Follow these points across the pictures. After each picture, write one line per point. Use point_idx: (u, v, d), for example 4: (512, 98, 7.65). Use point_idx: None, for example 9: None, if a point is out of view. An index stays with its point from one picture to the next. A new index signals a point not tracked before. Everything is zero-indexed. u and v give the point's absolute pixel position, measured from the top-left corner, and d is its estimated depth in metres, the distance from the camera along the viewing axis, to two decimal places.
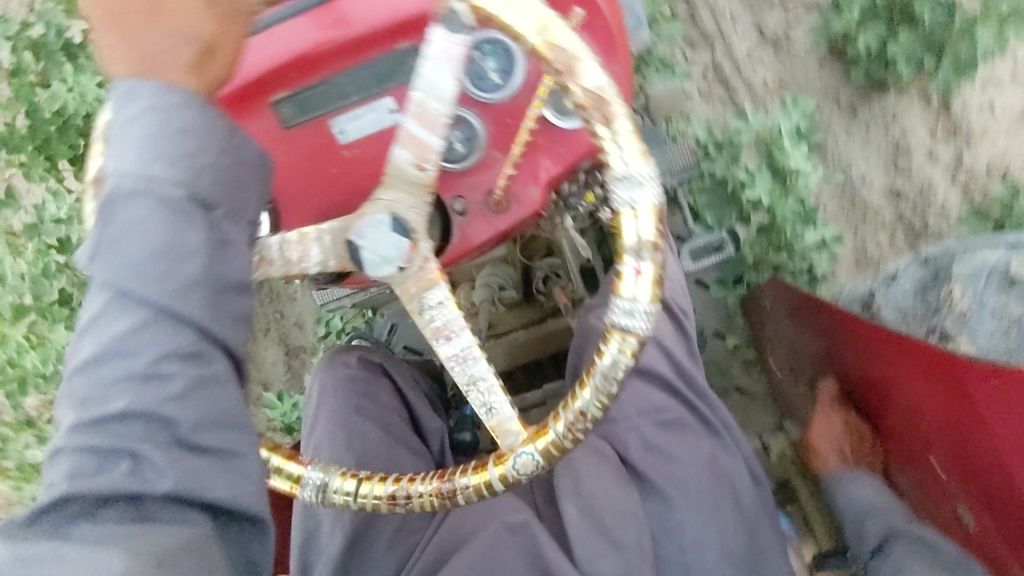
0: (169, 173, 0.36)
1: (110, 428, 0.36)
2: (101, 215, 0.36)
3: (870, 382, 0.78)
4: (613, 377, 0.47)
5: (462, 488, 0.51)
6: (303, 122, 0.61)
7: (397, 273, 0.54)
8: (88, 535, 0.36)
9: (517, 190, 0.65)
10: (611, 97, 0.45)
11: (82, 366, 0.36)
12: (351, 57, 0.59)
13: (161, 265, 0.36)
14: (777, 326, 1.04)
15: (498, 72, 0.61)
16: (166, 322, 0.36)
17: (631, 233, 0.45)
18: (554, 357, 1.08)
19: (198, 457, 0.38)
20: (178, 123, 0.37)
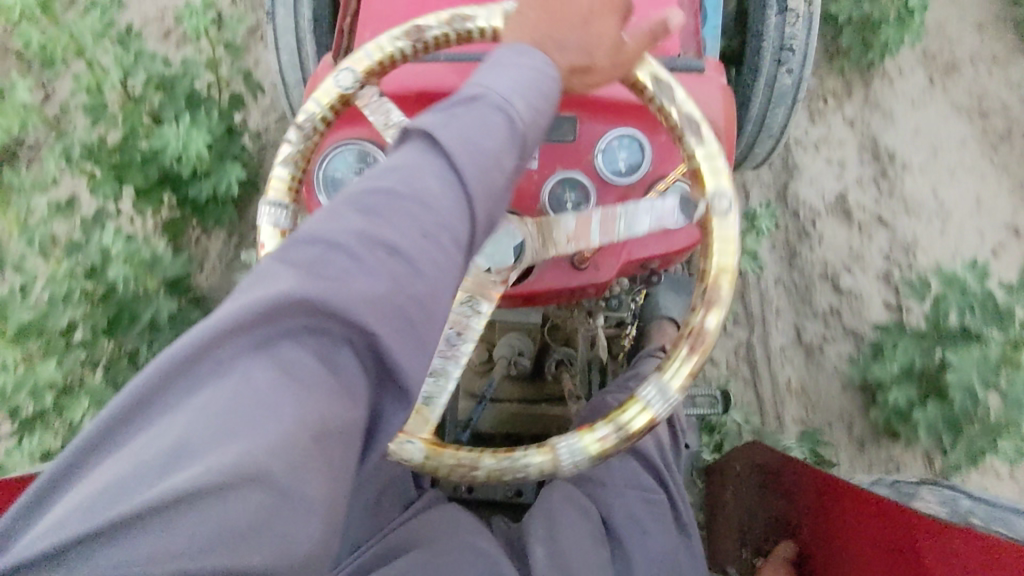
0: (521, 113, 0.53)
1: (379, 254, 0.43)
2: (466, 108, 0.51)
3: (827, 546, 0.88)
4: (519, 467, 0.61)
5: (417, 454, 0.62)
6: None
7: (483, 271, 0.62)
8: (289, 356, 0.39)
9: (599, 261, 0.75)
10: (707, 341, 0.62)
11: (383, 193, 0.45)
12: None
13: (487, 161, 0.49)
14: (738, 495, 1.14)
15: (625, 163, 0.73)
16: (463, 206, 0.48)
17: (628, 416, 0.61)
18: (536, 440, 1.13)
19: (417, 328, 0.44)
20: (540, 86, 0.55)
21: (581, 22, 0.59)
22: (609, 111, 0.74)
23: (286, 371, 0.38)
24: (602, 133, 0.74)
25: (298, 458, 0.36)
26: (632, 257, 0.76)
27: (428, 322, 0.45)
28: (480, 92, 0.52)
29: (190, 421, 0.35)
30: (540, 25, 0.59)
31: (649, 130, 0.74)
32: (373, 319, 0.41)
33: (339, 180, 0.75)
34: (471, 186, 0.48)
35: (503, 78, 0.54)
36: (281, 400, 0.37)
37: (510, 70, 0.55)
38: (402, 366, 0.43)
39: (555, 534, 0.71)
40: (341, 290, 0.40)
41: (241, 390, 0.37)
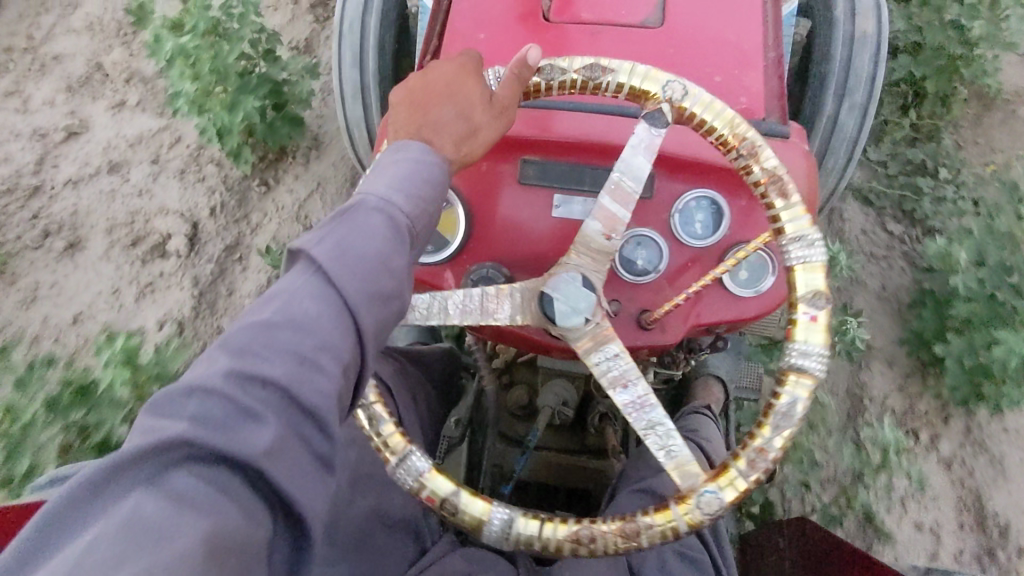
0: (405, 209, 0.52)
1: (251, 387, 0.44)
2: (340, 219, 0.50)
3: None
4: (791, 417, 0.55)
5: (645, 529, 0.55)
6: (533, 185, 0.72)
7: (583, 324, 0.60)
8: (176, 485, 0.40)
9: (667, 321, 0.73)
10: (783, 174, 0.59)
11: (262, 325, 0.46)
12: (603, 158, 0.72)
13: (373, 269, 0.49)
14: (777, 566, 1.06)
15: (702, 225, 0.71)
16: (347, 322, 0.48)
17: (801, 284, 0.57)
18: (570, 492, 1.10)
19: (304, 445, 0.45)
20: (423, 177, 0.54)
21: (453, 97, 0.59)
22: (691, 170, 0.71)
23: (172, 498, 0.39)
24: (680, 193, 0.71)
25: (200, 567, 0.38)
26: (703, 320, 0.73)
27: (320, 432, 0.46)
28: (372, 198, 0.52)
29: (84, 553, 0.36)
30: (413, 119, 0.58)
31: (729, 192, 0.71)
32: (250, 450, 0.42)
33: None
34: (348, 298, 0.48)
35: (388, 177, 0.53)
36: (176, 520, 0.39)
37: (388, 168, 0.54)
38: (291, 480, 0.45)
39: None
40: (221, 432, 0.42)
41: (125, 522, 0.38)
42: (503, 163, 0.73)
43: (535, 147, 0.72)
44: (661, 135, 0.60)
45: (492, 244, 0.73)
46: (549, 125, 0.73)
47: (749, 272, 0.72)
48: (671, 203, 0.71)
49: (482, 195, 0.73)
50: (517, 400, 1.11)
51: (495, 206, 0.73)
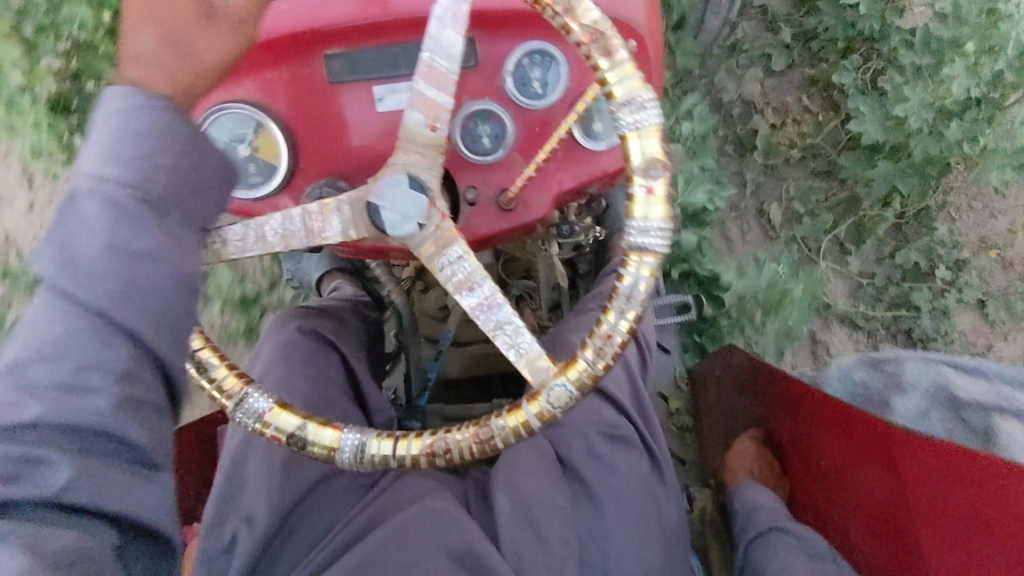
0: (119, 178, 0.43)
1: (15, 439, 0.40)
2: (57, 220, 0.43)
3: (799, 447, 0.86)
4: (635, 298, 0.52)
5: (498, 432, 0.54)
6: (348, 82, 0.64)
7: (417, 231, 0.55)
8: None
9: (529, 195, 0.68)
10: (606, 29, 0.50)
11: (14, 365, 0.42)
12: (415, 32, 0.62)
13: (109, 261, 0.42)
14: (718, 400, 1.09)
15: (539, 82, 0.64)
16: (105, 328, 0.42)
17: (638, 154, 0.50)
18: (506, 377, 1.09)
19: (114, 462, 0.43)
20: (135, 129, 0.44)
21: (172, 25, 0.47)
22: (513, 24, 0.62)
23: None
24: (507, 53, 0.63)
25: None
26: (566, 186, 0.68)
27: (124, 445, 0.43)
28: (84, 184, 0.43)
29: None
30: (130, 63, 0.47)
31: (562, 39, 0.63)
32: (44, 493, 0.40)
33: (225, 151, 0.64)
34: (96, 305, 0.42)
35: (96, 146, 0.44)
36: None
37: (96, 131, 0.44)
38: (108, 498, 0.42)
39: (516, 485, 0.67)
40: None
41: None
42: (307, 62, 0.64)
43: (335, 37, 0.62)
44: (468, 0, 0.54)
45: (323, 153, 0.66)
46: (344, 7, 0.62)
47: (603, 123, 0.66)
48: (501, 66, 0.64)
49: (295, 103, 0.65)
50: (434, 302, 1.07)
51: (313, 112, 0.65)
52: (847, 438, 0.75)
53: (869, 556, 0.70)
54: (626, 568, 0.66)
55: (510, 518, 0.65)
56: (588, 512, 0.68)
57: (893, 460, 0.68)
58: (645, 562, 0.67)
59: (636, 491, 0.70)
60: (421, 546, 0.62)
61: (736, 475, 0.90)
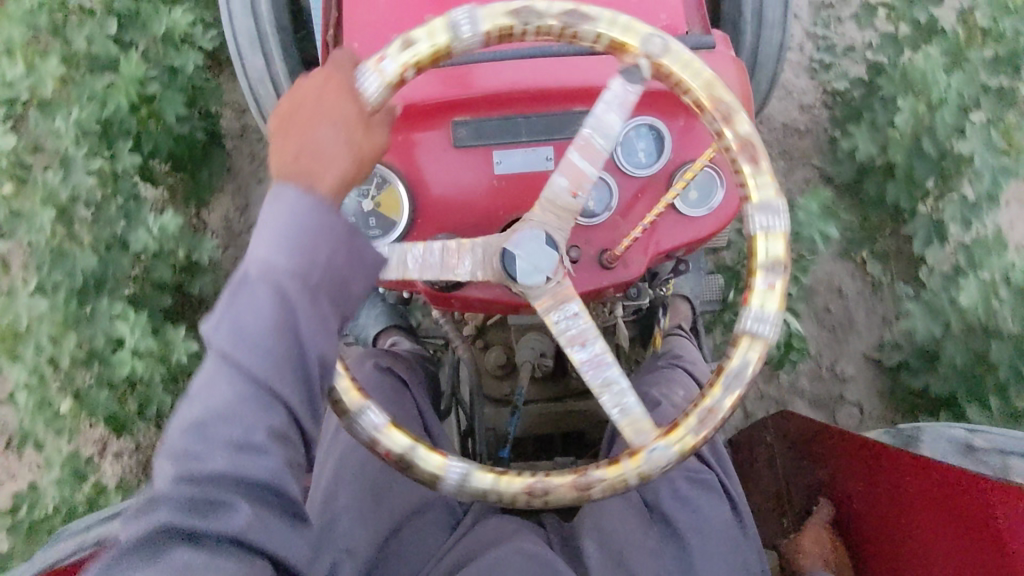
0: (289, 264, 0.46)
1: (197, 486, 0.44)
2: (230, 294, 0.47)
3: (872, 517, 0.91)
4: (741, 379, 0.57)
5: (598, 481, 0.56)
6: (470, 146, 0.70)
7: (544, 282, 0.58)
8: (172, 564, 0.43)
9: (628, 256, 0.73)
10: (755, 142, 0.58)
11: (193, 424, 0.45)
12: (536, 105, 0.70)
13: (268, 343, 0.46)
14: (767, 461, 1.11)
15: (645, 152, 0.70)
16: (266, 397, 0.46)
17: (764, 252, 0.57)
18: (565, 436, 1.12)
19: (268, 508, 0.47)
20: (306, 225, 0.47)
21: (327, 114, 0.52)
22: None
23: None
24: (617, 125, 0.70)
25: None
26: (662, 247, 0.73)
27: (280, 496, 0.47)
28: (255, 268, 0.46)
29: None
30: (287, 145, 0.50)
31: (665, 115, 0.71)
32: (228, 529, 0.44)
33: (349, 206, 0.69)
34: (265, 375, 0.46)
35: (271, 234, 0.47)
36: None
37: (271, 221, 0.47)
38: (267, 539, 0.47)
39: (602, 527, 0.70)
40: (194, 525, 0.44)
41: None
42: (435, 127, 0.70)
43: (464, 106, 0.70)
44: (637, 92, 0.57)
45: (441, 210, 0.71)
46: (478, 81, 0.70)
47: (698, 191, 0.72)
48: None
49: (420, 163, 0.71)
50: (493, 361, 1.10)
51: (436, 171, 0.71)
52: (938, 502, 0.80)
53: None
54: None
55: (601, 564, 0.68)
56: (675, 557, 0.70)
57: (998, 536, 0.72)
58: None
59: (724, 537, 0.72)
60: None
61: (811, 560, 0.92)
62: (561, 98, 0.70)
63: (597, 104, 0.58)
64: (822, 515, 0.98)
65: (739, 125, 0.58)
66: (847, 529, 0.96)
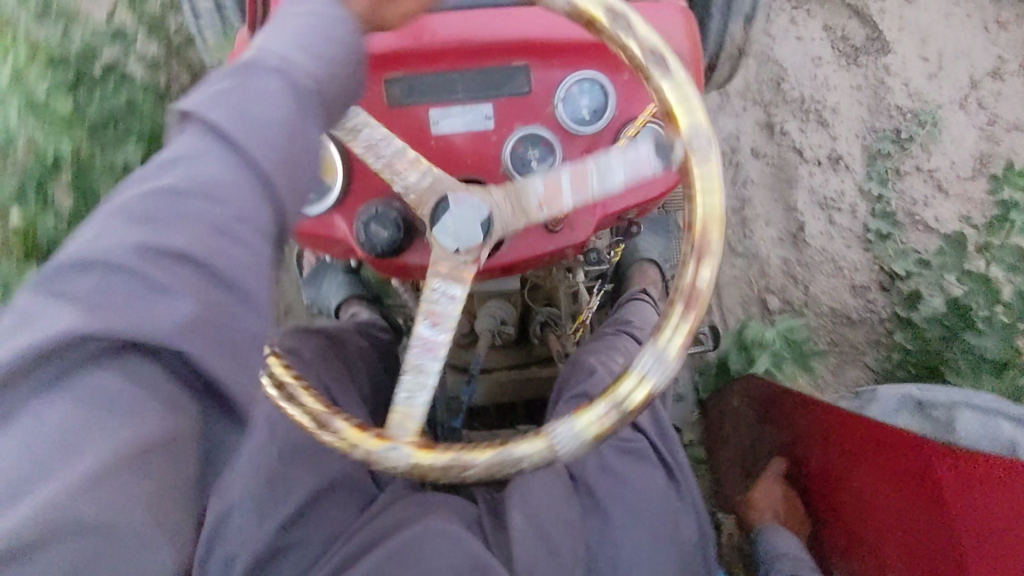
0: (306, 63, 0.44)
1: (164, 264, 0.38)
2: (237, 77, 0.42)
3: (828, 475, 0.89)
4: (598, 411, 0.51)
5: (398, 456, 0.52)
6: (403, 106, 0.67)
7: (453, 251, 0.55)
8: (80, 390, 0.37)
9: (574, 219, 0.70)
10: (705, 294, 0.52)
11: (163, 194, 0.39)
12: (470, 60, 0.66)
13: (272, 132, 0.41)
14: (731, 428, 1.10)
15: (589, 110, 0.66)
16: (257, 193, 0.41)
17: (670, 343, 0.52)
18: (528, 404, 1.10)
19: (230, 325, 0.40)
20: (320, 31, 0.45)
21: None
22: (564, 53, 0.67)
23: (100, 400, 0.37)
24: (560, 81, 0.67)
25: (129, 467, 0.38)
26: (609, 209, 0.70)
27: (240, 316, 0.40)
28: (270, 62, 0.43)
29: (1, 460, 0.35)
30: None
31: (610, 70, 0.67)
32: (158, 332, 0.38)
33: None
34: (266, 167, 0.41)
35: (288, 40, 0.44)
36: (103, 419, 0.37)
37: (291, 22, 0.45)
38: (207, 357, 0.39)
39: (527, 499, 0.70)
40: (127, 315, 0.37)
41: (40, 437, 0.35)
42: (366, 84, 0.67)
43: (394, 62, 0.66)
44: (653, 164, 0.55)
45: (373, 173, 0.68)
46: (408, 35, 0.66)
47: None
48: (552, 93, 0.67)
49: None
50: (457, 330, 1.06)
51: None
52: (898, 475, 0.75)
53: None
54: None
55: (523, 531, 0.68)
56: (597, 526, 0.72)
57: (939, 498, 0.68)
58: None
59: (654, 506, 0.73)
60: (428, 555, 0.65)
61: (763, 516, 0.94)
62: (498, 52, 0.66)
63: (618, 152, 0.56)
64: (775, 472, 0.99)
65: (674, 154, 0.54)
66: (801, 487, 0.96)
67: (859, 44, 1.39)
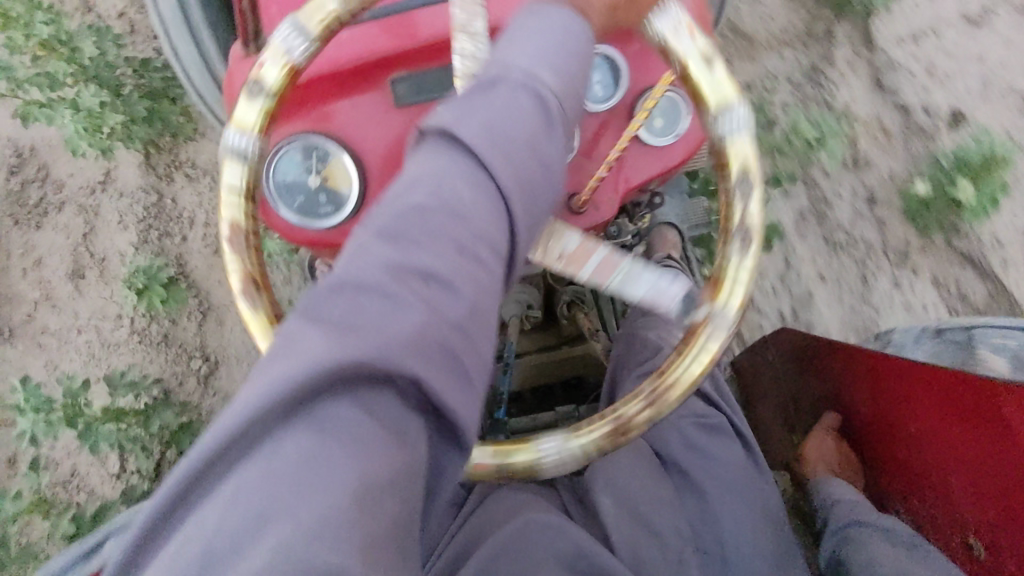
0: (551, 84, 0.44)
1: (412, 283, 0.36)
2: (484, 95, 0.42)
3: (881, 422, 0.89)
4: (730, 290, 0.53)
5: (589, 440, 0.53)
6: (411, 104, 0.65)
7: None
8: (329, 418, 0.33)
9: (598, 196, 0.68)
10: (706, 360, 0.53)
11: (411, 209, 0.39)
12: None
13: (517, 149, 0.41)
14: (773, 383, 1.08)
15: (601, 84, 0.65)
16: (499, 207, 0.40)
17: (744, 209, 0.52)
18: (566, 385, 1.11)
19: (466, 356, 0.37)
20: (558, 42, 0.46)
21: None
22: None
23: (345, 445, 0.33)
24: None
25: (358, 515, 0.32)
26: (632, 183, 0.69)
27: (473, 351, 0.38)
28: (502, 69, 0.44)
29: (252, 489, 0.31)
30: None
31: (616, 41, 0.66)
32: (399, 347, 0.34)
33: (295, 183, 0.63)
34: (506, 182, 0.40)
35: (528, 47, 0.45)
36: (347, 448, 0.33)
37: (527, 36, 0.46)
38: (446, 393, 0.36)
39: (618, 485, 0.71)
40: (368, 337, 0.33)
41: (281, 471, 0.32)
42: (372, 89, 0.65)
43: (398, 63, 0.65)
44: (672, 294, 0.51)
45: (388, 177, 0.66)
46: (408, 31, 0.64)
47: (664, 117, 0.67)
48: None
49: (356, 128, 0.65)
50: None
51: (379, 134, 0.65)
52: (952, 411, 0.76)
53: (972, 514, 0.72)
54: (745, 551, 0.70)
55: (618, 517, 0.68)
56: (693, 505, 0.73)
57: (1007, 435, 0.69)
58: (766, 550, 0.71)
59: (742, 479, 0.74)
60: (536, 552, 0.63)
61: (817, 472, 0.94)
62: (503, 38, 0.65)
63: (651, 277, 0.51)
64: (826, 425, 0.97)
65: (725, 129, 0.52)
66: (856, 439, 0.95)
67: (980, 300, 1.28)
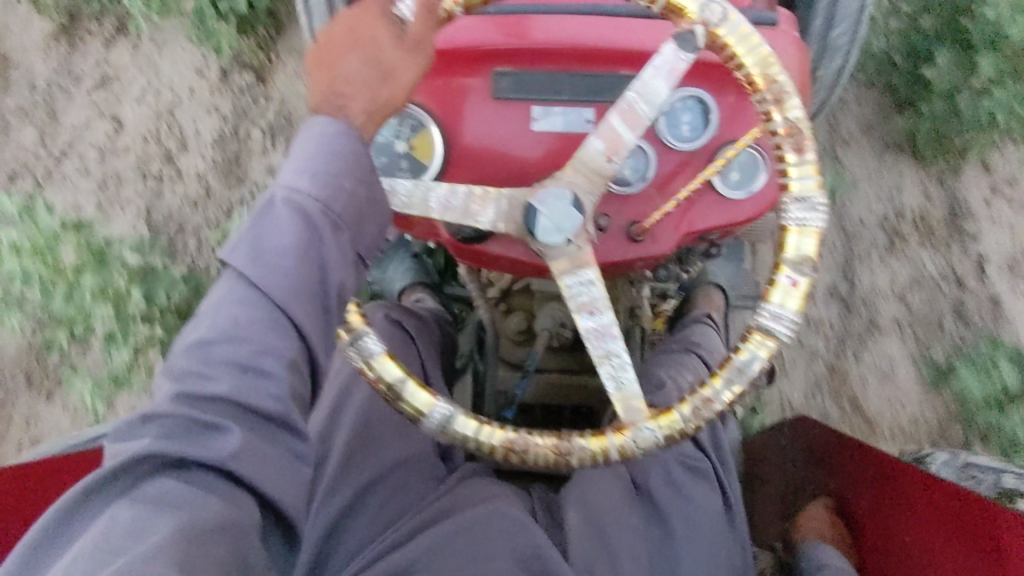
0: (312, 188, 0.51)
1: (204, 402, 0.49)
2: (251, 224, 0.51)
3: (879, 526, 0.87)
4: (745, 372, 0.56)
5: (577, 450, 0.56)
6: (509, 99, 0.69)
7: (563, 243, 0.56)
8: (153, 490, 0.47)
9: (658, 231, 0.70)
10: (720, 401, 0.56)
11: (198, 342, 0.50)
12: (578, 63, 0.68)
13: (285, 263, 0.50)
14: (777, 467, 1.07)
15: (689, 126, 0.68)
16: (278, 326, 0.50)
17: (795, 248, 0.55)
18: (575, 410, 1.11)
19: (274, 446, 0.51)
20: (330, 151, 0.51)
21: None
22: None
23: (167, 508, 0.47)
24: None
25: (179, 554, 0.44)
26: (694, 227, 0.71)
27: (286, 440, 0.51)
28: (268, 198, 0.51)
29: (87, 544, 0.45)
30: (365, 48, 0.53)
31: (715, 89, 0.68)
32: (212, 453, 0.48)
33: (383, 145, 0.67)
34: (282, 295, 0.50)
35: (291, 166, 0.52)
36: (170, 509, 0.46)
37: (301, 147, 0.52)
38: (260, 479, 0.49)
39: (587, 501, 0.73)
40: (185, 445, 0.48)
41: (114, 531, 0.45)
42: (476, 75, 0.69)
43: (506, 57, 0.68)
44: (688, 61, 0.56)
45: (471, 162, 0.70)
46: (523, 30, 0.68)
47: (740, 173, 0.69)
48: None
49: (454, 109, 0.70)
50: (513, 326, 1.08)
51: (472, 120, 0.70)
52: (941, 527, 0.76)
53: None
54: None
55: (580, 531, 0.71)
56: (656, 538, 0.73)
57: (994, 560, 0.68)
58: None
59: (715, 530, 0.74)
60: (484, 544, 0.69)
61: (805, 535, 0.91)
62: (607, 59, 0.68)
63: (647, 69, 0.57)
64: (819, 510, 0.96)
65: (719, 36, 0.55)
66: (854, 531, 0.92)
67: None
